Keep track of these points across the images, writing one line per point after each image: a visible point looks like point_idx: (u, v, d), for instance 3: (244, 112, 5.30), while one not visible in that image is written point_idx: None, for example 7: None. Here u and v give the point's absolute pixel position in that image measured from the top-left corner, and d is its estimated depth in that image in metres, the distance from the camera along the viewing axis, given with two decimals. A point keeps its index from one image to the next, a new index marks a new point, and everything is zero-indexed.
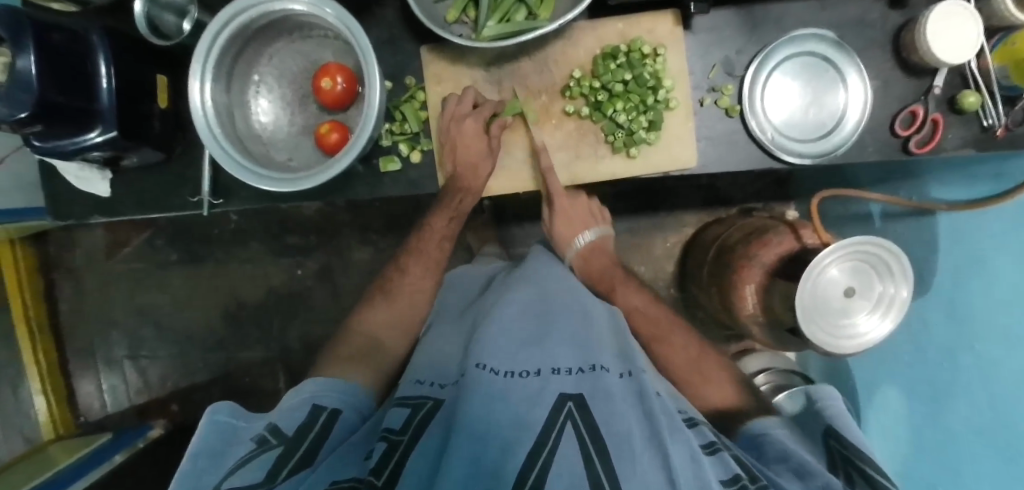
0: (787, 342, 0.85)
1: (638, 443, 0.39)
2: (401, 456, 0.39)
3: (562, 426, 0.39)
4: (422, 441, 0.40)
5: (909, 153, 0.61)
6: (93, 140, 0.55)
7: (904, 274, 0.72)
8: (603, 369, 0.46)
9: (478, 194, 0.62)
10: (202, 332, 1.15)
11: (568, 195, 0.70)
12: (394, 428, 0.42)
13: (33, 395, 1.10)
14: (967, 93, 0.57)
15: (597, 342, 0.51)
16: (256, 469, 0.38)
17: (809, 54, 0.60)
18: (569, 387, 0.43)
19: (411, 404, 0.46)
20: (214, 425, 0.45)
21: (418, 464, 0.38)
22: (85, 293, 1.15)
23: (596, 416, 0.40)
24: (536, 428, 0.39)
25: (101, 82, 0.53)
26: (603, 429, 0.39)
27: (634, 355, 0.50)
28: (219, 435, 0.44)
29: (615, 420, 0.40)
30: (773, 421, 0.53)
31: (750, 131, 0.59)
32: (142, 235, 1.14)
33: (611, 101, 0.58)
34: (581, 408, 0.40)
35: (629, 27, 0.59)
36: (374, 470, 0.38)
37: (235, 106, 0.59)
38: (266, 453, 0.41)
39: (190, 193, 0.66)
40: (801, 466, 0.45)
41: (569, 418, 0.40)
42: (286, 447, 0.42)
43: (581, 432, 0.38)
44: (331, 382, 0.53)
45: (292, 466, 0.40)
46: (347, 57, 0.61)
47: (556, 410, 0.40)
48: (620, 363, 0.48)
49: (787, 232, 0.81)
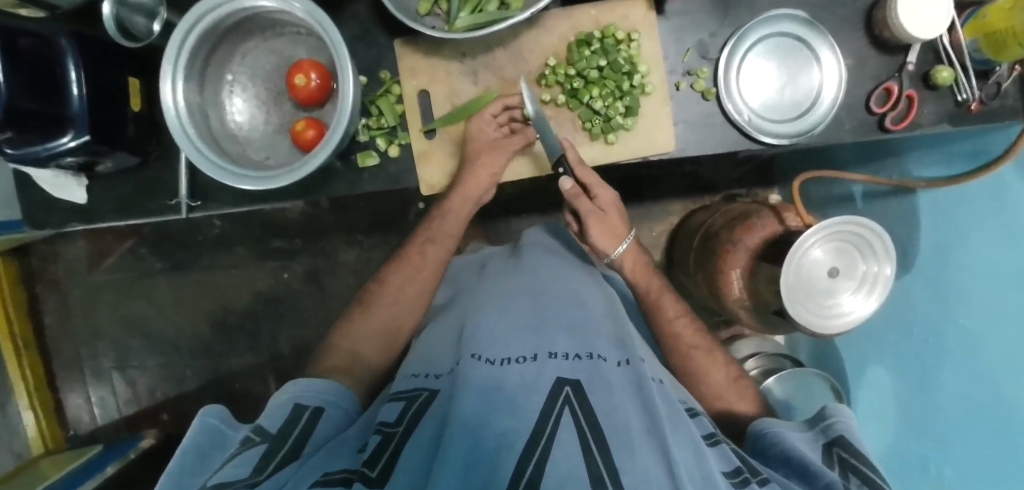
0: (774, 325, 0.86)
1: (639, 436, 0.38)
2: (397, 446, 0.38)
3: (560, 410, 0.38)
4: (418, 431, 0.39)
5: (885, 130, 0.61)
6: (66, 145, 0.54)
7: (888, 252, 0.72)
8: (599, 358, 0.47)
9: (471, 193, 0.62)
10: (190, 339, 1.14)
11: (603, 192, 0.61)
12: (389, 421, 0.41)
13: (22, 411, 1.07)
14: (941, 68, 0.58)
15: (593, 330, 0.51)
16: (241, 465, 0.38)
17: (781, 36, 0.60)
18: (567, 371, 0.43)
19: (406, 397, 0.45)
20: (203, 427, 0.44)
21: (415, 452, 0.36)
22: (70, 305, 1.14)
23: (593, 404, 0.39)
24: (534, 414, 0.38)
25: (72, 89, 0.52)
26: (601, 416, 0.38)
27: (632, 345, 0.52)
28: (204, 439, 0.43)
29: (613, 409, 0.40)
30: (784, 422, 0.51)
31: (726, 113, 0.59)
32: (125, 245, 1.12)
33: (587, 88, 0.58)
34: (578, 393, 0.40)
35: (603, 13, 0.59)
36: (368, 462, 0.36)
37: (209, 106, 0.59)
38: (253, 448, 0.40)
39: (168, 196, 0.65)
40: (804, 467, 0.43)
41: (567, 403, 0.39)
42: (271, 443, 0.42)
43: (579, 418, 0.37)
44: (319, 383, 0.52)
45: (279, 461, 0.40)
46: (321, 54, 0.60)
47: (554, 394, 0.40)
48: (617, 352, 0.49)
49: (771, 216, 0.83)
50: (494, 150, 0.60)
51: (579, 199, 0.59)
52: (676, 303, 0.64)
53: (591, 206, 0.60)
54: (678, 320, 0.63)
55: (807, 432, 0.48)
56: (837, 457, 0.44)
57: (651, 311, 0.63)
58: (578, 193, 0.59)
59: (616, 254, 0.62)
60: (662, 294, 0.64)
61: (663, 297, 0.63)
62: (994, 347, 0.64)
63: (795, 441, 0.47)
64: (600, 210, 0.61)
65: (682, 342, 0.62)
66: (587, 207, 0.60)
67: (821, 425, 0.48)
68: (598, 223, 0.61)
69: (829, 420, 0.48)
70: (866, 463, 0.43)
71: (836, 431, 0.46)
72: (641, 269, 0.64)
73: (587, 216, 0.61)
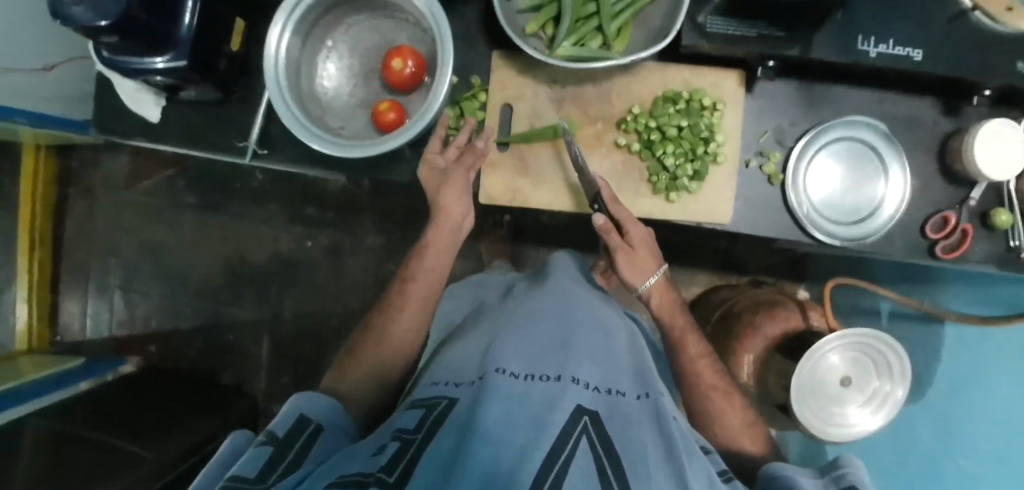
0: (774, 417, 0.85)
1: (654, 466, 0.40)
2: (416, 452, 0.39)
3: (579, 435, 0.39)
4: (436, 436, 0.40)
5: (934, 257, 0.62)
6: (157, 64, 0.55)
7: (904, 376, 0.72)
8: (619, 393, 0.47)
9: (462, 216, 0.63)
10: (199, 279, 1.15)
11: (633, 227, 0.59)
12: (408, 429, 0.43)
13: (17, 302, 1.10)
14: (1001, 211, 0.59)
15: (615, 362, 0.52)
16: (247, 465, 0.39)
17: (856, 141, 0.62)
18: (586, 400, 0.43)
19: (425, 405, 0.46)
20: (232, 446, 0.44)
21: (433, 460, 0.36)
22: (94, 215, 1.15)
23: (610, 433, 0.40)
24: (556, 431, 0.38)
25: (184, 16, 0.53)
26: (618, 446, 0.39)
27: (653, 378, 0.52)
28: (230, 457, 0.43)
29: (631, 439, 0.41)
30: (795, 471, 0.47)
31: (787, 202, 0.61)
32: (164, 173, 1.14)
33: (663, 143, 0.59)
34: (596, 424, 0.41)
35: (695, 77, 0.61)
36: (386, 467, 0.37)
37: (304, 65, 0.60)
38: (258, 449, 0.41)
39: (237, 138, 0.66)
40: None
41: (585, 430, 0.39)
42: (276, 448, 0.42)
43: (596, 447, 0.39)
44: (324, 398, 0.51)
45: (283, 470, 0.40)
46: (421, 44, 0.62)
47: (574, 418, 0.40)
48: (637, 385, 0.50)
49: (797, 309, 0.86)
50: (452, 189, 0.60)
51: (610, 235, 0.59)
52: (699, 344, 0.63)
53: (621, 242, 0.60)
54: (700, 359, 0.62)
55: (819, 480, 0.46)
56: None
57: (674, 348, 0.63)
58: (610, 229, 0.58)
59: (643, 287, 0.62)
60: (687, 332, 0.63)
61: (686, 336, 0.62)
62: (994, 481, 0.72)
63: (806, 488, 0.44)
64: (633, 247, 0.60)
65: (701, 380, 0.61)
66: (615, 244, 0.60)
67: (832, 473, 0.45)
68: (626, 261, 0.60)
69: (842, 469, 0.45)
70: None
71: (848, 480, 0.43)
72: (668, 306, 0.63)
73: (615, 251, 0.60)
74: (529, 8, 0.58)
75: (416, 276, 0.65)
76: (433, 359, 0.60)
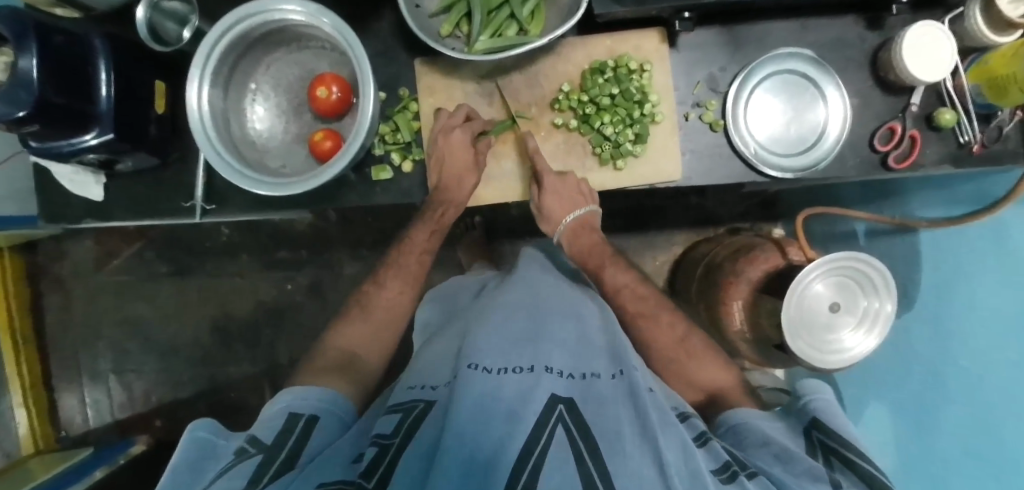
0: (773, 358, 0.86)
1: (631, 442, 0.39)
2: (397, 454, 0.39)
3: (554, 425, 0.39)
4: (417, 440, 0.40)
5: (888, 169, 0.62)
6: (88, 142, 0.54)
7: (889, 288, 0.67)
8: (594, 376, 0.47)
9: (463, 206, 0.63)
10: (189, 344, 1.15)
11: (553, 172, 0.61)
12: (386, 433, 0.42)
13: (14, 408, 1.08)
14: (944, 111, 0.59)
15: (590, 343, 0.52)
16: (238, 476, 0.38)
17: (788, 72, 0.62)
18: (560, 388, 0.43)
19: (403, 409, 0.46)
20: (194, 441, 0.43)
21: (414, 460, 0.37)
22: (72, 303, 1.15)
23: (588, 417, 0.40)
24: (532, 425, 0.39)
25: (101, 89, 0.53)
26: (594, 428, 0.39)
27: (627, 353, 0.52)
28: (201, 452, 0.43)
29: (606, 418, 0.41)
30: (755, 413, 0.51)
31: (734, 145, 0.61)
32: (132, 247, 1.14)
33: (598, 114, 0.61)
34: (571, 411, 0.41)
35: (616, 44, 0.62)
36: (366, 473, 0.38)
37: (232, 113, 0.60)
38: (247, 461, 0.40)
39: (183, 199, 0.66)
40: (782, 451, 0.44)
41: (561, 420, 0.39)
42: (265, 455, 0.41)
43: (573, 432, 0.38)
44: (313, 390, 0.51)
45: (274, 472, 0.39)
46: (343, 69, 0.63)
47: (548, 409, 0.41)
48: (611, 364, 0.50)
49: (774, 250, 0.82)
50: (464, 171, 0.60)
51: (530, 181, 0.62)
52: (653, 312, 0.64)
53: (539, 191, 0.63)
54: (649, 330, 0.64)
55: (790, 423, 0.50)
56: (817, 442, 0.46)
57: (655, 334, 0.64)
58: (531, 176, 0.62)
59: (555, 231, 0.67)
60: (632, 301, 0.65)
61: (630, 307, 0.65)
62: (983, 378, 0.62)
63: (770, 430, 0.47)
64: (543, 196, 0.62)
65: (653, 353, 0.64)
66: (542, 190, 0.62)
67: (799, 406, 0.51)
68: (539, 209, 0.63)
69: (804, 399, 0.50)
70: (842, 444, 0.45)
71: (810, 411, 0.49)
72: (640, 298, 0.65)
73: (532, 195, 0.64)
74: (439, 10, 0.59)
75: (388, 299, 0.66)
76: (416, 357, 0.61)
